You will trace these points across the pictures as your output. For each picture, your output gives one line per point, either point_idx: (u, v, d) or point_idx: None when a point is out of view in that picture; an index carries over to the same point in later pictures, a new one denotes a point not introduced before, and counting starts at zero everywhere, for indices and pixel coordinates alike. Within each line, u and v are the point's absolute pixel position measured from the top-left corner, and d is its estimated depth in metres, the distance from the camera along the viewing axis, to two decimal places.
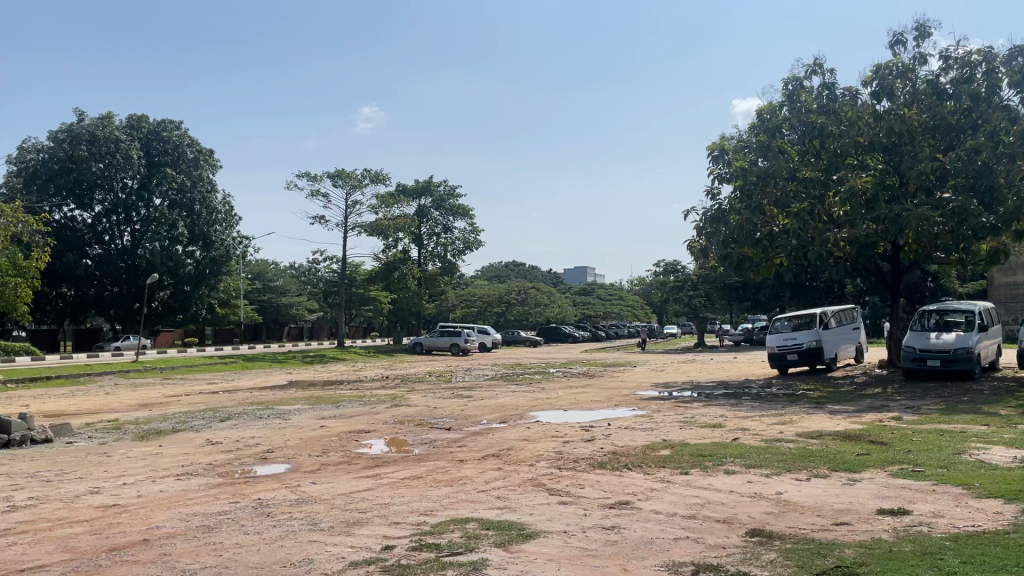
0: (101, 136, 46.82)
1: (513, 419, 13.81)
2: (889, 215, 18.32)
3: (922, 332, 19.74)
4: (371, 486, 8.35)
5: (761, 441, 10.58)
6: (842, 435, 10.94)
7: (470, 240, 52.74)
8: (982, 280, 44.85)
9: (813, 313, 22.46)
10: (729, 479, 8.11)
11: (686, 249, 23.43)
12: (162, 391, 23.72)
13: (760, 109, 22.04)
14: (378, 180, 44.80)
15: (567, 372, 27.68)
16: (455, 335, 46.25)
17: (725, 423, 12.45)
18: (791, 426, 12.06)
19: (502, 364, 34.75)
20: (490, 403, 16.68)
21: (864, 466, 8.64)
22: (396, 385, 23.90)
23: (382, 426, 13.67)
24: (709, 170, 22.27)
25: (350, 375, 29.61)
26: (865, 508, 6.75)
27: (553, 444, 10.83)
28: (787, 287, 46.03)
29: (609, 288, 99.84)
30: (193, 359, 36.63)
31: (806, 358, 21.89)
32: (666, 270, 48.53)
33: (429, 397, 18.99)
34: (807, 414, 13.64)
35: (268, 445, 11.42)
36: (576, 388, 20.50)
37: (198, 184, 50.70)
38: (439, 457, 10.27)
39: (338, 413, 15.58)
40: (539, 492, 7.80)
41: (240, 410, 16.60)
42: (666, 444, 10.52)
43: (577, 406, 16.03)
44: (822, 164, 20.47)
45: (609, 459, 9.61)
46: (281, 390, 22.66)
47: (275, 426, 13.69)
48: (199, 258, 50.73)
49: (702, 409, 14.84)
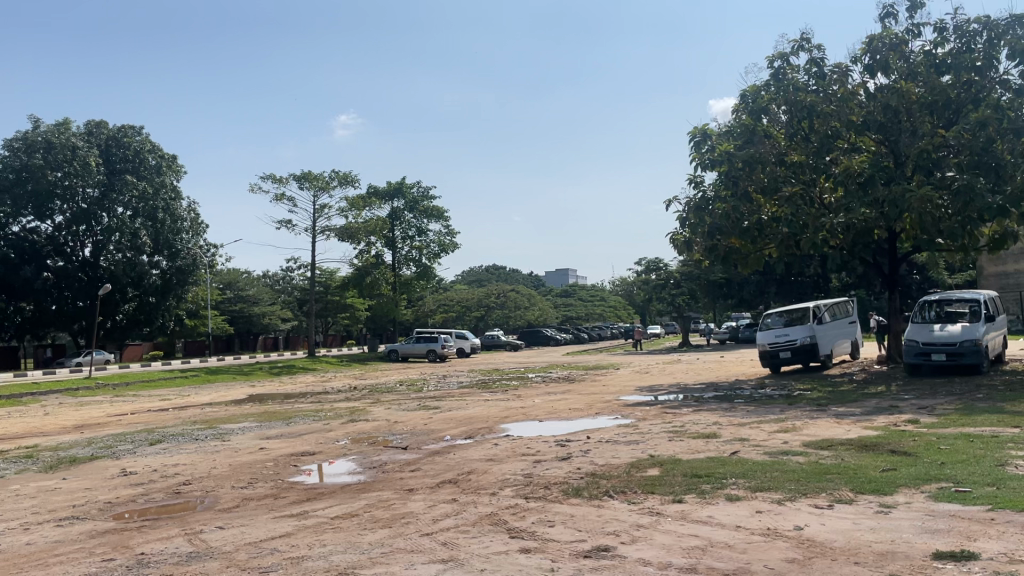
0: (57, 142, 44.77)
1: (479, 434, 12.19)
2: (889, 196, 16.91)
3: (925, 323, 18.33)
4: (289, 531, 6.69)
5: (765, 455, 9.01)
6: (856, 445, 9.41)
7: (445, 242, 51.02)
8: (970, 271, 43.90)
9: (806, 307, 21.04)
10: (733, 510, 6.51)
11: (669, 242, 21.94)
12: (107, 410, 21.87)
13: (744, 91, 20.49)
14: (346, 182, 43.06)
15: (546, 377, 26.09)
16: (431, 341, 44.29)
17: (718, 433, 10.89)
18: (796, 434, 10.50)
19: (478, 370, 33.08)
20: (457, 416, 15.00)
21: (895, 486, 7.09)
22: (362, 395, 22.20)
23: (329, 446, 12.03)
24: (690, 157, 20.80)
25: (316, 387, 27.86)
26: (916, 550, 5.19)
27: (520, 465, 9.22)
28: (773, 281, 45.40)
29: (588, 289, 98.15)
30: (153, 374, 34.64)
31: (799, 356, 20.40)
32: (647, 267, 46.03)
33: (393, 409, 17.33)
34: (811, 418, 12.10)
35: (187, 475, 9.73)
36: (553, 396, 18.85)
37: (161, 190, 48.71)
38: (385, 485, 8.63)
39: (285, 432, 13.90)
40: (496, 535, 6.16)
41: (179, 431, 14.87)
42: (655, 461, 8.94)
43: (553, 416, 14.42)
44: (812, 146, 19.00)
45: (585, 483, 8.00)
46: (237, 406, 20.90)
47: (209, 450, 12.01)
48: (165, 268, 48.87)
49: (692, 415, 13.33)
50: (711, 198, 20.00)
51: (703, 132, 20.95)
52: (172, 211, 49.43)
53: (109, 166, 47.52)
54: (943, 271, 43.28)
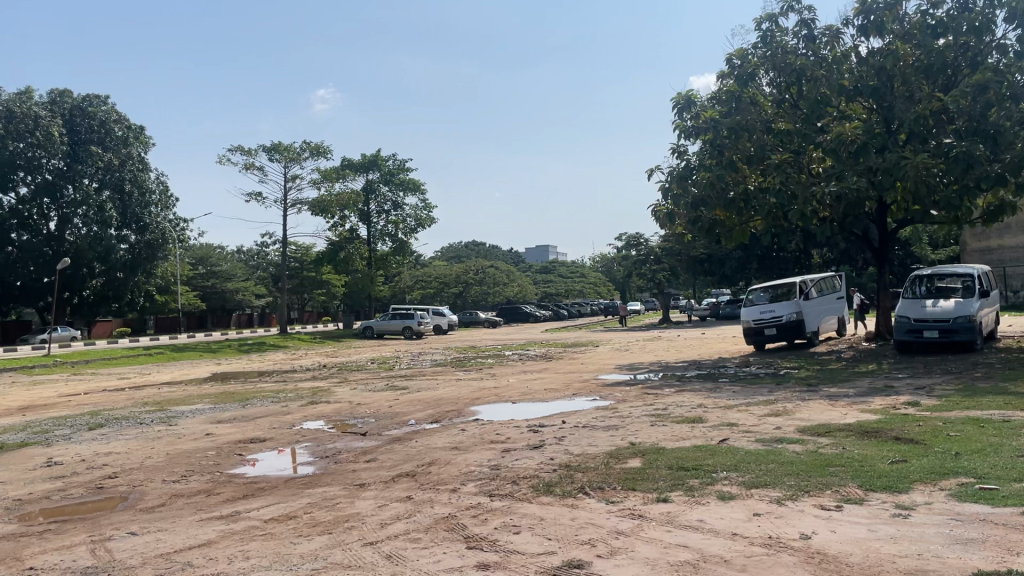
0: (18, 111, 42.66)
1: (446, 419, 11.26)
2: (883, 164, 16.18)
3: (916, 299, 17.60)
4: (212, 538, 5.75)
5: (759, 444, 8.13)
6: (857, 432, 8.55)
7: (422, 216, 49.81)
8: (953, 246, 43.43)
9: (793, 283, 20.24)
10: (727, 513, 5.63)
11: (650, 215, 21.00)
12: (59, 390, 20.73)
13: (730, 56, 19.55)
14: (318, 153, 41.77)
15: (523, 355, 25.18)
16: (407, 318, 43.20)
17: (705, 417, 10.02)
18: (790, 419, 9.64)
19: (454, 348, 32.14)
20: (425, 397, 14.02)
21: (912, 482, 6.24)
22: (330, 375, 21.20)
23: (282, 431, 11.03)
24: (674, 124, 19.86)
25: (285, 365, 26.80)
26: (950, 568, 4.31)
27: (487, 456, 8.29)
28: (754, 257, 44.77)
29: (568, 265, 97.21)
30: (116, 352, 33.38)
31: (785, 333, 19.61)
32: (627, 243, 44.97)
33: (359, 390, 16.28)
34: (804, 400, 11.27)
35: (116, 467, 8.70)
36: (529, 375, 17.96)
37: (128, 162, 47.02)
38: (334, 480, 7.67)
39: (239, 415, 12.88)
40: (450, 545, 5.24)
41: (125, 413, 13.80)
42: (636, 450, 8.03)
43: (528, 398, 13.49)
44: (801, 113, 18.15)
45: (558, 478, 7.07)
46: (197, 385, 19.82)
47: (151, 436, 10.99)
48: (133, 242, 47.30)
49: (675, 397, 12.47)
50: (695, 168, 19.09)
51: (687, 98, 20.00)
52: (141, 184, 47.64)
53: (74, 137, 45.54)
54: (926, 246, 42.77)
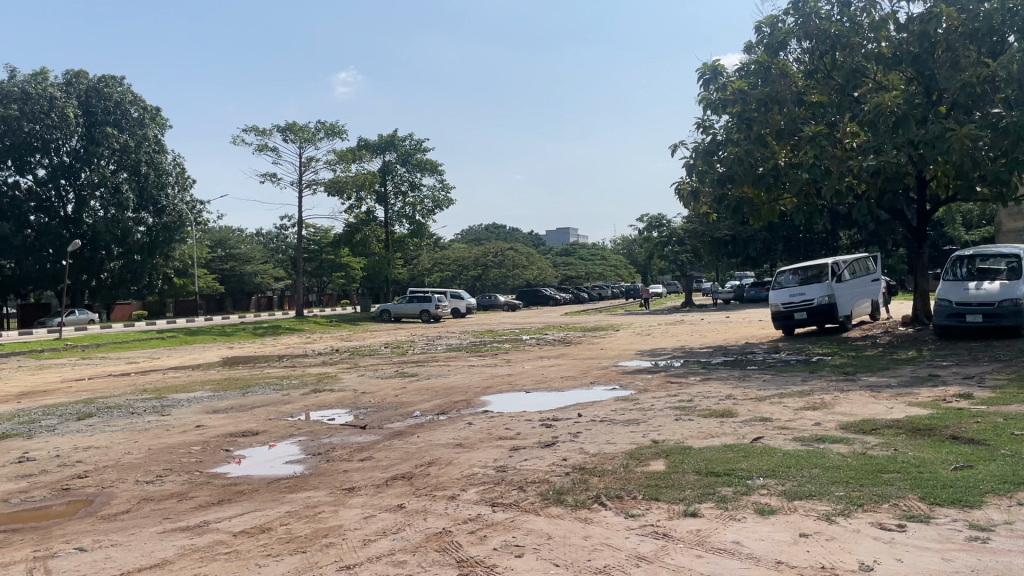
0: (34, 92, 42.22)
1: (454, 410, 10.45)
2: (925, 136, 15.11)
3: (958, 281, 16.54)
4: (167, 558, 4.98)
5: (798, 444, 7.22)
6: (909, 431, 7.61)
7: (440, 197, 48.98)
8: (988, 228, 41.90)
9: (823, 265, 19.19)
10: (768, 533, 4.76)
11: (674, 193, 20.02)
12: (63, 375, 20.12)
13: (760, 24, 18.52)
14: (333, 134, 41.07)
15: (540, 340, 24.32)
16: (425, 301, 42.57)
17: (734, 410, 9.15)
18: (828, 413, 8.73)
19: (470, 332, 31.36)
20: (434, 385, 13.23)
21: (982, 494, 5.36)
22: (339, 359, 20.48)
23: (276, 423, 10.25)
24: (700, 96, 18.86)
25: (296, 348, 26.11)
26: None
27: (492, 455, 7.47)
28: (780, 238, 43.29)
29: (589, 247, 96.08)
30: (129, 335, 32.92)
31: (815, 317, 18.62)
32: (649, 224, 43.97)
33: (367, 377, 15.49)
34: (842, 391, 10.34)
35: (89, 465, 7.96)
36: (545, 361, 17.09)
37: (143, 144, 46.60)
38: (321, 483, 6.88)
39: (237, 403, 12.16)
40: (441, 572, 4.41)
41: (118, 401, 13.09)
42: (659, 451, 7.16)
43: (543, 386, 12.64)
44: (835, 84, 17.11)
45: (571, 484, 6.22)
46: (203, 371, 19.15)
47: (138, 428, 10.27)
48: (150, 225, 47.06)
49: (700, 386, 11.59)
50: (722, 143, 18.12)
51: (713, 68, 18.95)
52: (156, 165, 47.44)
53: (90, 119, 45.10)
54: (959, 227, 41.32)
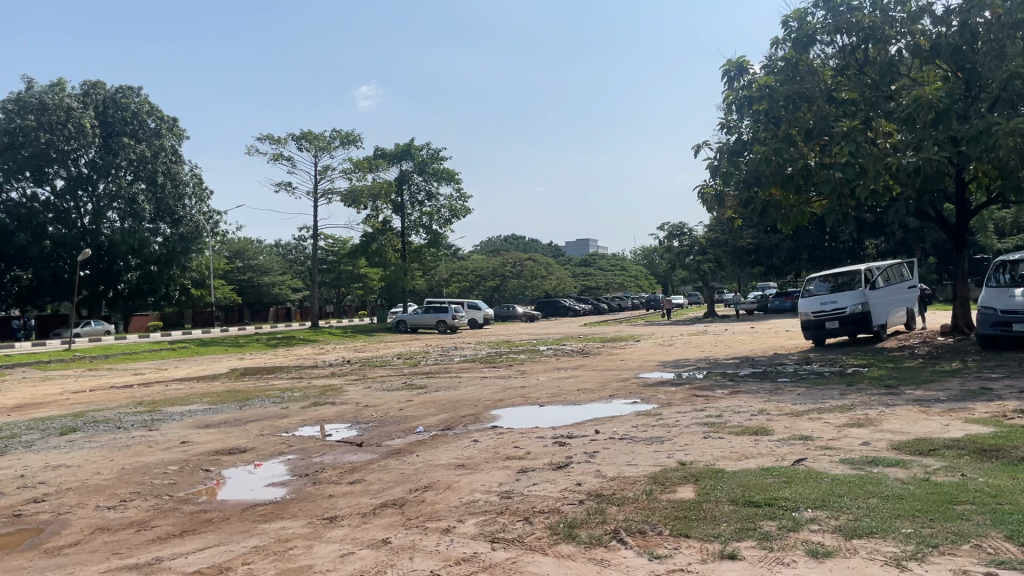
0: (51, 103, 42.01)
1: (460, 426, 9.59)
2: (970, 131, 14.11)
3: (1001, 287, 15.45)
4: None
5: (848, 468, 6.28)
6: (973, 452, 6.66)
7: (457, 207, 48.25)
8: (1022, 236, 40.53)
9: (856, 271, 18.19)
10: None
11: (697, 197, 19.10)
12: (64, 387, 19.45)
13: (788, 18, 17.64)
14: (348, 142, 40.49)
15: (558, 351, 23.41)
16: (441, 312, 41.80)
17: (768, 427, 8.23)
18: (877, 431, 7.78)
19: (486, 343, 30.52)
20: (442, 399, 12.37)
21: None
22: (349, 371, 19.64)
23: (267, 440, 9.43)
24: (723, 95, 18.00)
25: (307, 359, 25.37)
26: None
27: (497, 478, 6.60)
28: (805, 248, 42.17)
29: (609, 258, 95.05)
30: (139, 346, 32.35)
31: (848, 327, 17.60)
32: (669, 233, 42.70)
33: (373, 389, 14.66)
34: (887, 406, 9.36)
35: (52, 487, 7.18)
36: (562, 373, 16.17)
37: (160, 154, 46.20)
38: (301, 510, 6.04)
39: (230, 418, 11.34)
40: None
41: (108, 416, 12.32)
42: (687, 475, 6.26)
43: (558, 400, 11.72)
44: (870, 80, 16.15)
45: (586, 516, 5.32)
46: (207, 383, 18.36)
47: (119, 444, 9.49)
48: (166, 235, 46.57)
49: (728, 399, 10.67)
50: (748, 143, 17.22)
51: (739, 64, 18.05)
52: (173, 175, 46.91)
53: (106, 130, 44.78)
54: (993, 235, 39.97)
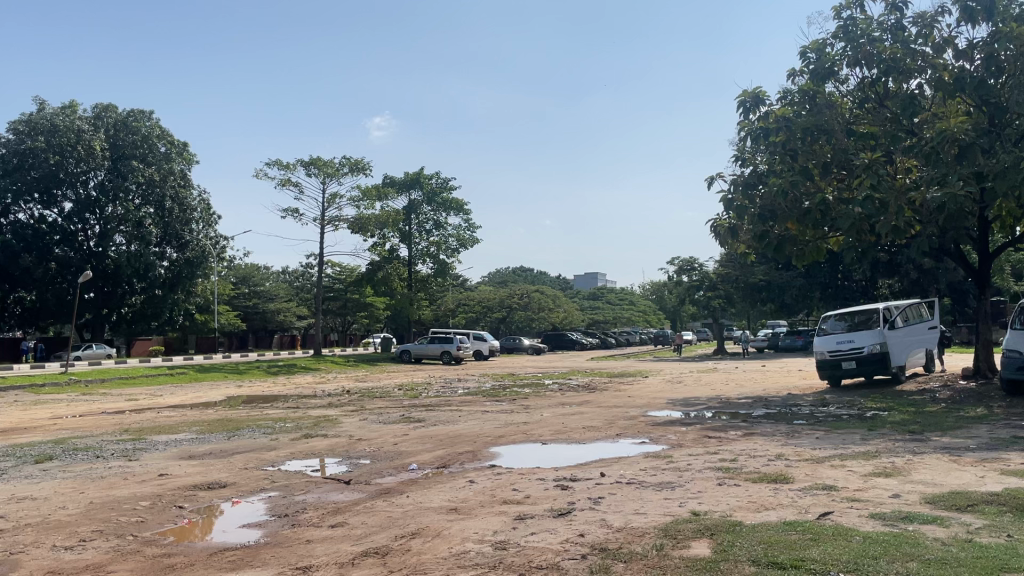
0: (62, 125, 41.95)
1: (456, 465, 8.98)
2: (997, 166, 13.58)
3: None
4: None
5: (879, 524, 5.66)
6: (1017, 509, 6.03)
7: (465, 236, 47.90)
8: None
9: (873, 310, 17.57)
10: None
11: (709, 231, 18.60)
12: (54, 412, 18.90)
13: (806, 49, 17.25)
14: (357, 169, 40.28)
15: (564, 385, 22.76)
16: (446, 342, 41.20)
17: (787, 474, 7.62)
18: (907, 482, 7.16)
19: (490, 375, 29.86)
20: (440, 434, 11.78)
21: None
22: (347, 402, 19.03)
23: (251, 474, 8.86)
24: (738, 125, 17.56)
25: (306, 388, 24.75)
26: None
27: (493, 525, 6.01)
28: (817, 286, 41.51)
29: (618, 292, 94.41)
30: (137, 370, 31.81)
31: (865, 367, 16.95)
32: (679, 268, 42.24)
33: (369, 422, 14.06)
34: (914, 453, 8.73)
35: (9, 522, 6.62)
36: (568, 409, 15.54)
37: (169, 178, 46.05)
38: (273, 557, 5.46)
39: (217, 449, 10.78)
40: None
41: (89, 444, 11.75)
42: (701, 528, 5.65)
43: (562, 438, 11.10)
44: (891, 113, 15.69)
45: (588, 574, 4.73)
46: (200, 411, 17.76)
47: (93, 475, 8.92)
48: (173, 259, 46.44)
49: (742, 442, 10.05)
50: (763, 175, 16.75)
51: (755, 95, 17.63)
52: (181, 200, 46.79)
53: (116, 152, 44.61)
54: (1008, 277, 39.30)
